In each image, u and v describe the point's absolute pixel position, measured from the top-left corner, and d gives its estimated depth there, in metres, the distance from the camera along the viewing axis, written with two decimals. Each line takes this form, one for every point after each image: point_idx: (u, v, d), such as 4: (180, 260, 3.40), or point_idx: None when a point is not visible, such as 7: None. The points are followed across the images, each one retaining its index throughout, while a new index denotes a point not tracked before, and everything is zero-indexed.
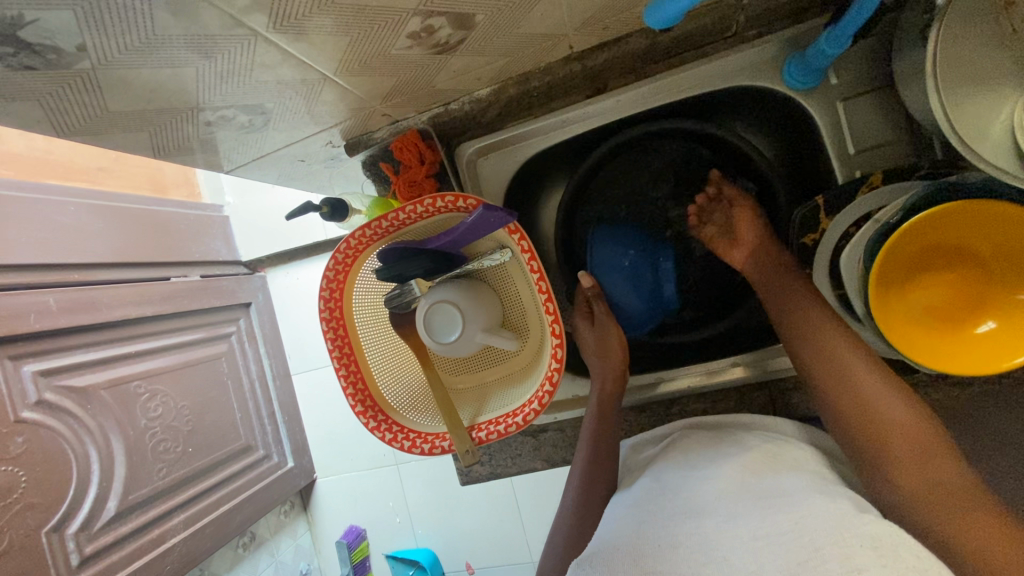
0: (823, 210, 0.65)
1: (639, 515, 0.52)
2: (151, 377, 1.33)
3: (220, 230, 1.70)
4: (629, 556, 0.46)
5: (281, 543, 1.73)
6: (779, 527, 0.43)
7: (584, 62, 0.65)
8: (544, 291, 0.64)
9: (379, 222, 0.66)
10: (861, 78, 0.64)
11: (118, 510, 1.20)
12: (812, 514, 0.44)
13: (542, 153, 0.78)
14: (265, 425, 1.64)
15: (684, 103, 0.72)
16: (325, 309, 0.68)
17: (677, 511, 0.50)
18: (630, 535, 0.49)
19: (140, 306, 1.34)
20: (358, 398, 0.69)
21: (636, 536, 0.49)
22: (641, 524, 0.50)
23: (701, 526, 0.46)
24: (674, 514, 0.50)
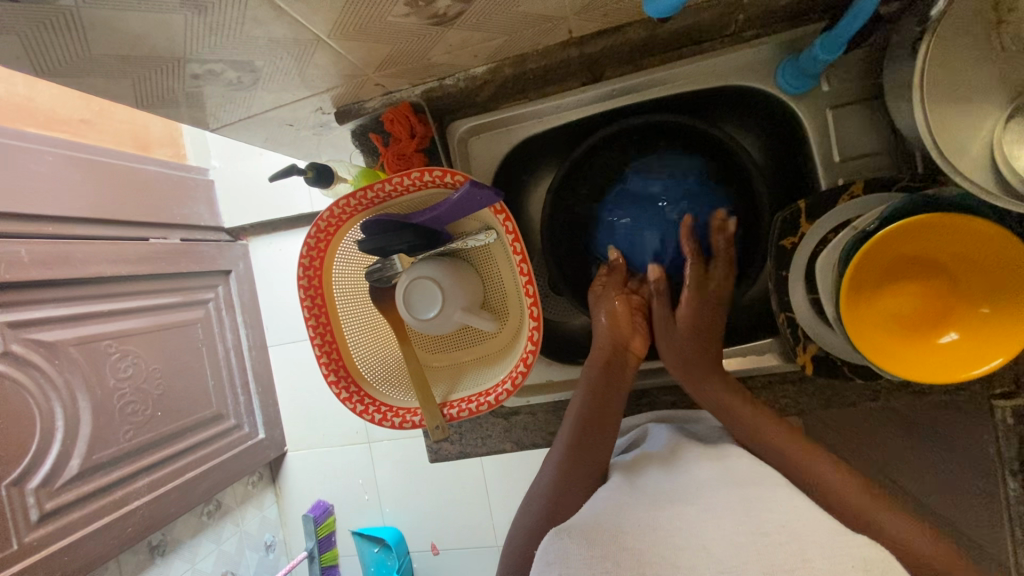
0: (804, 213, 0.66)
1: (612, 497, 0.53)
2: (123, 337, 1.31)
3: (204, 194, 1.67)
4: (606, 535, 0.46)
5: (247, 513, 1.73)
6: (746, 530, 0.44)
7: (583, 48, 0.64)
8: (526, 273, 0.65)
9: (364, 192, 0.65)
10: (850, 88, 0.65)
11: (81, 469, 1.18)
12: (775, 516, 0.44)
13: (534, 138, 0.78)
14: (237, 394, 1.63)
15: (678, 98, 0.73)
16: (303, 276, 0.68)
17: (644, 500, 0.50)
18: (605, 514, 0.49)
19: (116, 264, 1.31)
20: (331, 367, 0.68)
21: (612, 515, 0.49)
22: (612, 505, 0.51)
23: (665, 517, 0.47)
24: (639, 502, 0.50)
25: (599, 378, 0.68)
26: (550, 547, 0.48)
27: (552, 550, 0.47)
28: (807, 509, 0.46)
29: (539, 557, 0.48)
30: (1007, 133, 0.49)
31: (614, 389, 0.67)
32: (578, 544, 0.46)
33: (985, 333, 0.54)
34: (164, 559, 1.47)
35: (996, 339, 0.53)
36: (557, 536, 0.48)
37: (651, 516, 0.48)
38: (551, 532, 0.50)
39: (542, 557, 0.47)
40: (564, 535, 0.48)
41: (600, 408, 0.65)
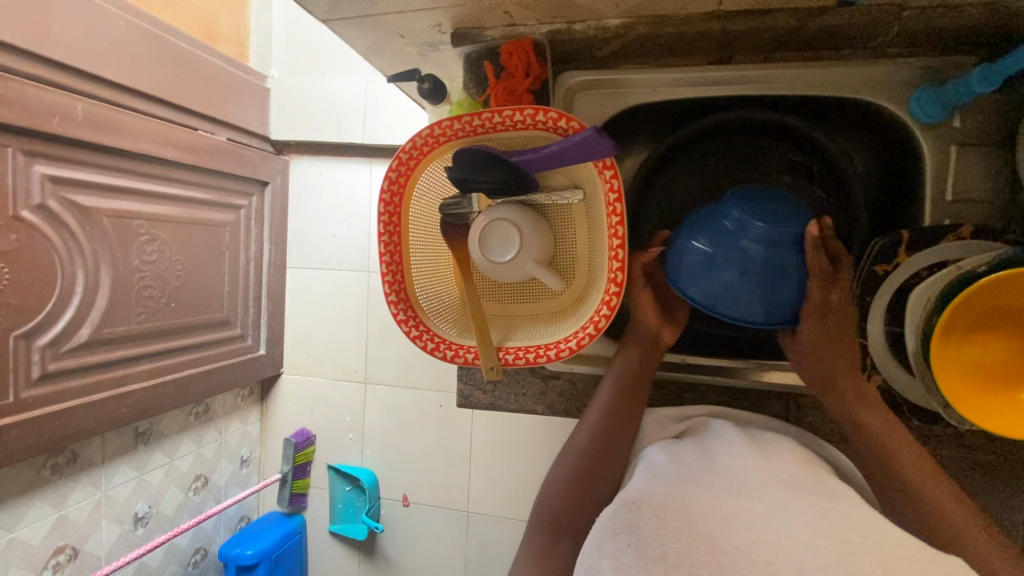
0: (905, 244, 0.64)
1: (675, 478, 0.51)
2: (154, 221, 1.31)
3: (259, 100, 1.65)
4: (676, 514, 0.45)
5: (231, 424, 1.74)
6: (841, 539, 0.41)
7: (724, 24, 0.62)
8: (619, 236, 0.61)
9: (472, 118, 0.63)
10: (981, 128, 0.64)
11: (89, 340, 1.17)
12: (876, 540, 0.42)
13: (640, 109, 0.75)
14: (248, 305, 1.65)
15: (799, 101, 0.71)
16: (387, 191, 0.66)
17: (722, 488, 0.49)
18: (675, 493, 0.48)
19: (162, 147, 1.30)
20: (393, 288, 0.67)
21: (679, 495, 0.47)
22: (684, 487, 0.49)
23: (747, 508, 0.46)
24: (718, 489, 0.49)
25: (619, 404, 0.67)
26: (617, 517, 0.46)
27: (622, 519, 0.46)
28: (892, 532, 0.44)
29: (604, 526, 0.47)
30: None
31: (625, 415, 0.67)
32: (646, 517, 0.45)
33: None
34: (146, 447, 1.46)
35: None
36: (623, 509, 0.47)
37: (721, 505, 0.46)
38: (616, 504, 0.48)
39: (609, 526, 0.47)
40: (631, 507, 0.47)
41: (630, 396, 0.68)
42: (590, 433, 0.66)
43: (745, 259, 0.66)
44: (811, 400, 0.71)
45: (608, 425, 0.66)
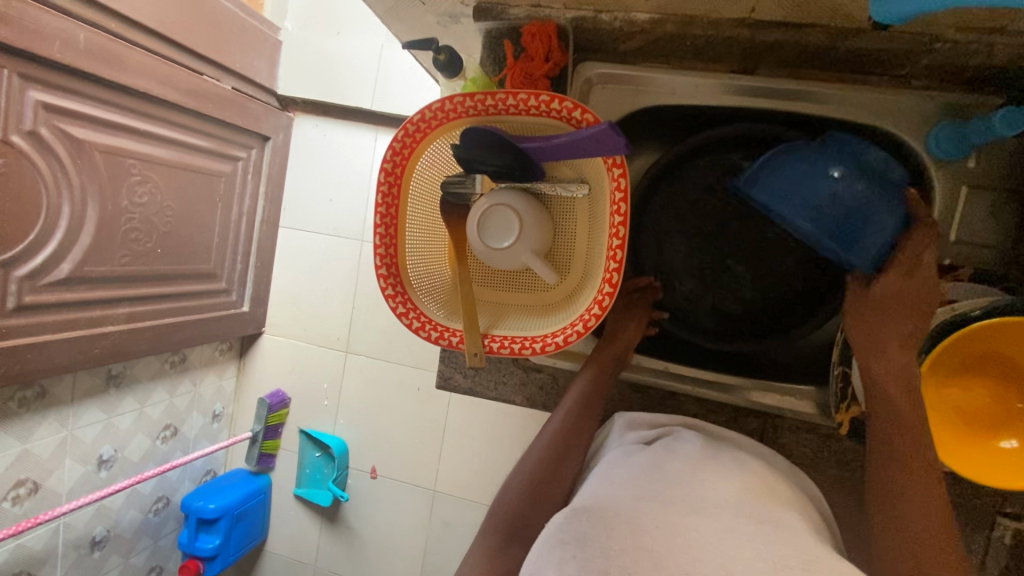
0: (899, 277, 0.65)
1: (633, 487, 0.51)
2: (148, 162, 1.28)
3: (269, 51, 1.61)
4: (623, 527, 0.45)
5: (206, 377, 1.72)
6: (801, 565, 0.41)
7: (753, 33, 0.60)
8: (619, 238, 0.60)
9: (485, 97, 0.61)
10: (995, 172, 0.63)
11: (69, 277, 1.14)
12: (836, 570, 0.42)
13: (656, 110, 0.74)
14: (236, 260, 1.63)
15: (816, 122, 0.70)
16: (390, 161, 0.64)
17: (677, 502, 0.49)
18: (628, 505, 0.48)
19: (163, 87, 1.26)
20: (385, 261, 0.66)
21: (632, 508, 0.48)
22: (639, 498, 0.49)
23: (697, 524, 0.46)
24: (672, 503, 0.49)
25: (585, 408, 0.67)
26: (566, 526, 0.47)
27: (569, 529, 0.46)
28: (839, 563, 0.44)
29: (554, 532, 0.47)
30: None
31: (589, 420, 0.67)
32: (594, 528, 0.45)
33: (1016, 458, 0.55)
34: (118, 390, 1.44)
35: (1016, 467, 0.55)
36: (573, 515, 0.48)
37: (674, 519, 0.46)
38: (566, 512, 0.49)
39: (557, 533, 0.47)
40: (580, 517, 0.47)
41: (593, 403, 0.68)
42: (555, 435, 0.65)
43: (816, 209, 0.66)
44: (787, 422, 0.71)
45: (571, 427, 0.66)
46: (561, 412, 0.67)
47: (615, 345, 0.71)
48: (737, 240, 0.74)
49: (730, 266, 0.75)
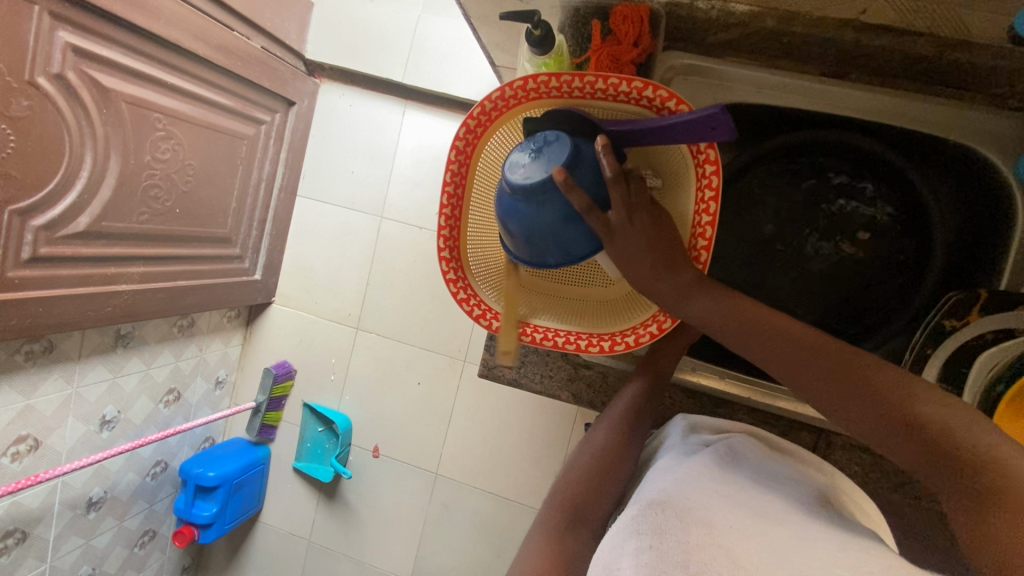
0: (981, 303, 0.61)
1: (710, 489, 0.49)
2: (173, 117, 1.23)
3: (298, 13, 1.55)
4: (703, 523, 0.43)
5: (212, 343, 1.68)
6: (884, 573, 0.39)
7: (857, 36, 0.57)
8: (706, 240, 0.60)
9: (573, 79, 0.58)
10: None
11: (87, 230, 1.10)
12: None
13: (734, 108, 0.71)
14: (252, 227, 1.59)
15: (899, 134, 0.68)
16: (462, 138, 0.62)
17: (756, 512, 0.47)
18: (705, 504, 0.46)
19: (194, 40, 1.21)
20: (449, 244, 0.64)
21: (709, 507, 0.46)
22: (719, 502, 0.47)
23: (782, 536, 0.43)
24: (753, 513, 0.46)
25: (641, 400, 0.64)
26: (644, 518, 0.45)
27: (647, 522, 0.45)
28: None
29: (626, 530, 0.46)
30: None
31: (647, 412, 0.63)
32: (665, 524, 0.44)
33: None
34: (124, 351, 1.40)
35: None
36: (648, 509, 0.46)
37: (757, 529, 0.44)
38: (641, 505, 0.47)
39: (631, 527, 0.46)
40: (658, 510, 0.46)
41: (649, 400, 0.64)
42: (616, 423, 0.61)
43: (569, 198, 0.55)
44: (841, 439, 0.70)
45: (630, 416, 0.62)
46: (615, 411, 0.63)
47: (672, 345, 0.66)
48: (807, 243, 0.74)
49: (797, 270, 0.75)
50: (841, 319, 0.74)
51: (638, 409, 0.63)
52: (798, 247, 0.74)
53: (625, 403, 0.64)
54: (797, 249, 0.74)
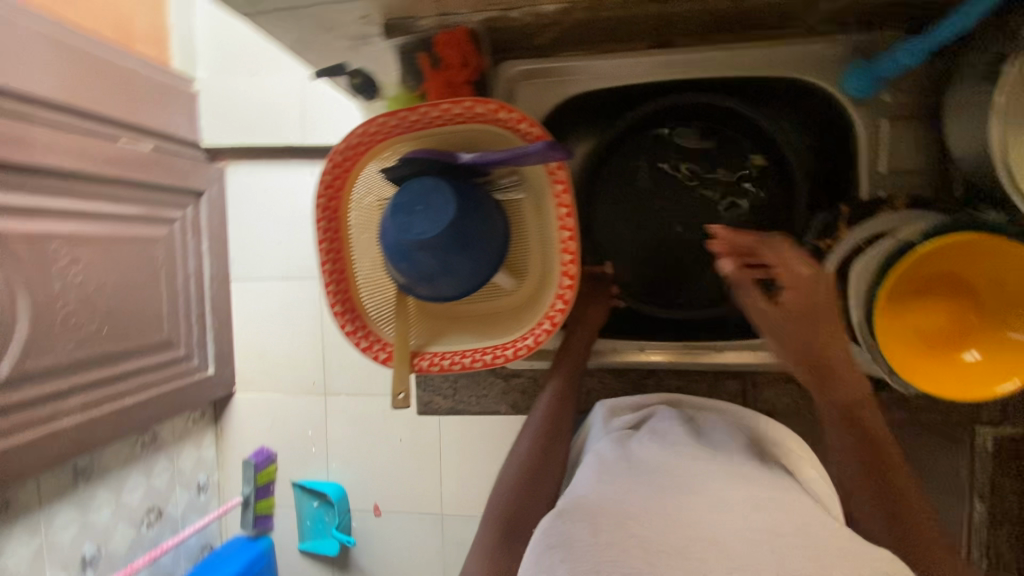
0: (845, 218, 0.67)
1: (624, 484, 0.50)
2: (75, 241, 1.20)
3: (180, 105, 1.54)
4: (613, 522, 0.45)
5: (184, 450, 1.63)
6: (779, 538, 0.42)
7: (664, 8, 0.60)
8: (569, 227, 0.62)
9: (409, 113, 0.59)
10: (910, 103, 0.65)
11: (9, 377, 1.07)
12: (809, 532, 0.43)
13: (582, 97, 0.74)
14: (191, 324, 1.56)
15: (735, 83, 0.72)
16: (324, 195, 0.62)
17: (669, 491, 0.49)
18: (615, 500, 0.48)
19: (79, 160, 1.20)
20: (339, 297, 0.63)
21: (618, 502, 0.47)
22: (630, 494, 0.49)
23: (689, 513, 0.46)
24: (664, 492, 0.48)
25: (560, 400, 0.64)
26: (556, 528, 0.46)
27: (558, 532, 0.45)
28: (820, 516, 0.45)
29: (539, 540, 0.46)
30: None
31: (570, 408, 0.64)
32: (578, 530, 0.44)
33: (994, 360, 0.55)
34: (88, 485, 1.36)
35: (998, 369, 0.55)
36: (562, 517, 0.47)
37: (665, 514, 0.45)
38: (552, 513, 0.48)
39: (544, 538, 0.46)
40: (571, 518, 0.47)
41: (567, 394, 0.64)
42: (539, 426, 0.61)
43: (450, 242, 0.59)
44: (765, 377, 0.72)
45: (552, 418, 0.62)
46: (536, 414, 0.63)
47: (583, 331, 0.69)
48: (687, 202, 0.77)
49: (683, 224, 0.77)
50: None
51: (557, 409, 0.63)
52: (678, 205, 0.76)
53: (545, 404, 0.64)
54: (677, 210, 0.76)
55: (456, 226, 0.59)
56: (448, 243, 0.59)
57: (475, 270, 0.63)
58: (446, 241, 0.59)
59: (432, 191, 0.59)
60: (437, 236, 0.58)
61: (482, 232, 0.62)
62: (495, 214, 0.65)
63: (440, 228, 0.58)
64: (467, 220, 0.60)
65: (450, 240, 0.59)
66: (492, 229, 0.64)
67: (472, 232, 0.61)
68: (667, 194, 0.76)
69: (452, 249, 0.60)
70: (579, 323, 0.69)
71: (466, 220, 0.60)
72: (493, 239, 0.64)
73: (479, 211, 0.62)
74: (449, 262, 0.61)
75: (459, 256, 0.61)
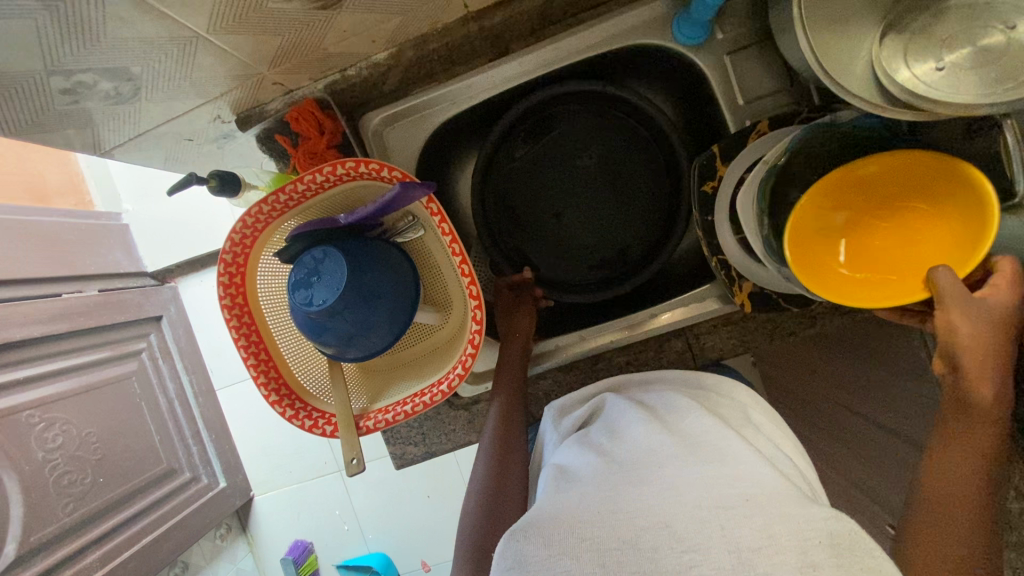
0: (719, 157, 0.67)
1: (579, 486, 0.48)
2: (46, 405, 1.14)
3: (119, 239, 1.55)
4: (564, 529, 0.42)
5: (219, 567, 1.60)
6: (728, 500, 0.40)
7: (481, 22, 0.64)
8: (459, 253, 0.63)
9: (276, 195, 0.60)
10: (743, 32, 0.68)
11: (18, 555, 1.04)
12: (762, 489, 0.41)
13: (449, 122, 0.77)
14: (189, 445, 1.48)
15: (584, 67, 0.74)
16: (225, 297, 0.63)
17: (624, 478, 0.46)
18: (569, 505, 0.45)
19: (26, 326, 1.14)
20: (271, 387, 0.64)
21: (573, 507, 0.44)
22: (582, 496, 0.46)
23: (641, 493, 0.43)
24: (619, 481, 0.46)
25: (506, 421, 0.66)
26: (508, 550, 0.43)
27: (512, 552, 0.43)
28: (761, 467, 0.44)
29: (497, 563, 0.43)
30: (883, 50, 0.51)
31: (518, 424, 0.66)
32: (532, 544, 0.42)
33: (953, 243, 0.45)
34: None
35: (962, 212, 0.47)
36: (515, 537, 0.44)
37: (615, 503, 0.43)
38: (506, 535, 0.45)
39: (501, 563, 0.43)
40: (524, 535, 0.43)
41: (513, 412, 0.66)
42: (492, 453, 0.63)
43: (360, 300, 0.59)
44: (704, 327, 0.74)
45: (502, 440, 0.64)
46: (487, 444, 0.64)
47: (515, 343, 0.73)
48: (577, 190, 0.80)
49: (579, 209, 0.81)
50: (641, 231, 0.81)
51: (506, 430, 0.65)
52: (569, 195, 0.81)
53: (494, 428, 0.66)
54: (570, 201, 0.81)
55: (360, 284, 0.59)
56: (357, 302, 0.59)
57: (395, 320, 0.63)
58: (355, 300, 0.59)
59: (326, 259, 0.59)
60: (345, 297, 0.58)
61: (388, 283, 0.63)
62: (400, 261, 0.66)
63: (340, 289, 0.57)
64: (370, 273, 0.61)
65: (359, 298, 0.59)
66: (402, 277, 0.65)
67: (378, 284, 0.61)
68: (554, 188, 0.81)
69: (365, 305, 0.60)
70: (513, 341, 0.73)
71: (370, 275, 0.61)
72: (402, 284, 0.65)
73: (381, 263, 0.63)
74: (366, 318, 0.60)
75: (374, 312, 0.61)
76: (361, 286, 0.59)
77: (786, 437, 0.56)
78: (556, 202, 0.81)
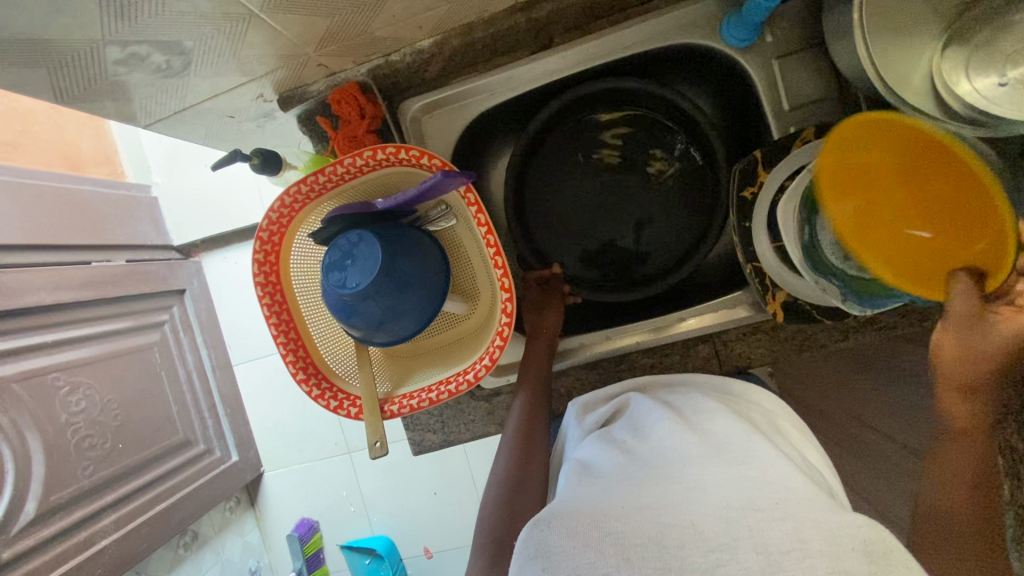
0: (761, 162, 0.66)
1: (602, 482, 0.47)
2: (72, 368, 1.17)
3: (148, 212, 1.58)
4: (587, 521, 0.42)
5: (227, 541, 1.62)
6: (756, 504, 0.39)
7: (528, 14, 0.63)
8: (493, 244, 0.63)
9: (316, 176, 0.61)
10: (792, 37, 0.66)
11: (38, 512, 1.06)
12: (794, 496, 0.40)
13: (487, 113, 0.77)
14: (205, 418, 1.51)
15: (627, 63, 0.73)
16: (260, 274, 0.63)
17: (648, 477, 0.46)
18: (593, 500, 0.44)
19: (56, 291, 1.17)
20: (299, 366, 0.65)
21: (596, 501, 0.44)
22: (605, 491, 0.45)
23: (668, 493, 0.43)
24: (643, 479, 0.46)
25: (529, 416, 0.66)
26: (530, 538, 0.43)
27: (534, 541, 0.42)
28: (793, 473, 0.43)
29: (519, 551, 0.43)
30: (946, 63, 0.50)
31: (541, 419, 0.66)
32: (555, 534, 0.41)
33: (977, 241, 0.41)
34: None
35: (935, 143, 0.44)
36: (537, 526, 0.44)
37: (639, 501, 0.43)
38: (529, 523, 0.44)
39: (522, 551, 0.43)
40: (547, 525, 0.43)
41: (535, 408, 0.66)
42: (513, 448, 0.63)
43: (395, 284, 0.59)
44: (732, 333, 0.73)
45: (524, 435, 0.64)
46: (509, 435, 0.65)
47: (541, 338, 0.72)
48: (609, 188, 0.80)
49: (610, 208, 0.80)
50: (673, 232, 0.80)
51: (529, 425, 0.65)
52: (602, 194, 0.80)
53: (517, 423, 0.65)
54: (603, 199, 0.80)
55: (395, 269, 0.60)
56: (392, 287, 0.59)
57: (428, 308, 0.64)
58: (389, 283, 0.59)
59: (362, 245, 0.59)
60: (381, 281, 0.58)
61: (422, 272, 0.63)
62: (436, 250, 0.66)
63: (374, 275, 0.58)
64: (404, 262, 0.61)
65: (394, 283, 0.59)
66: (436, 266, 0.65)
67: (412, 271, 0.61)
68: (586, 185, 0.81)
69: (399, 290, 0.60)
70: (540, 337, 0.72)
71: (406, 263, 0.61)
72: (434, 273, 0.65)
73: (415, 250, 0.63)
74: (400, 304, 0.61)
75: (408, 297, 0.61)
76: (396, 272, 0.60)
77: (816, 451, 0.55)
78: (588, 199, 0.81)
